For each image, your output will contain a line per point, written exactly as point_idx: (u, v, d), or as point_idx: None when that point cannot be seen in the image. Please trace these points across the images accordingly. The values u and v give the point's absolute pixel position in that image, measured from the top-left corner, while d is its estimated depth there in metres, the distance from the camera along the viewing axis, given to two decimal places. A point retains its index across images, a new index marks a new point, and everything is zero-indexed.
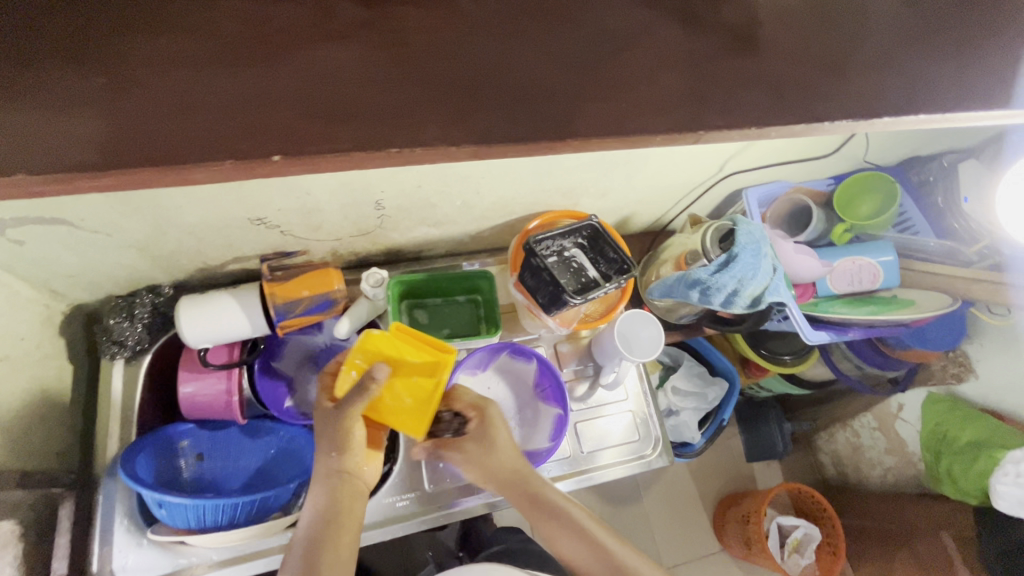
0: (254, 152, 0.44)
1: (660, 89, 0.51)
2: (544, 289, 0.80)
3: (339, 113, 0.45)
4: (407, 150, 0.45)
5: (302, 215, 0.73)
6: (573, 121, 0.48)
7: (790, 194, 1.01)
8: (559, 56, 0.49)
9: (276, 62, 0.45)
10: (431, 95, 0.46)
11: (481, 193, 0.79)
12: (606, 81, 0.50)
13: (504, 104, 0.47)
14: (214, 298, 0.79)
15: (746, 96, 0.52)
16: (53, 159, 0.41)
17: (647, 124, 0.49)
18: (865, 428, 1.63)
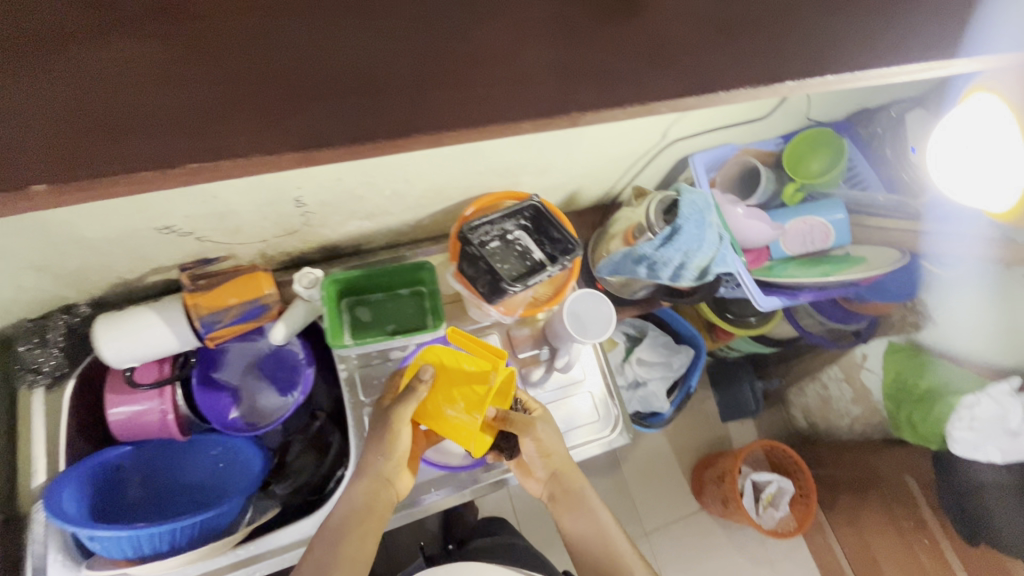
0: (90, 170, 0.39)
1: (556, 63, 0.46)
2: (484, 276, 0.77)
3: (192, 117, 0.41)
4: (271, 156, 0.42)
5: (216, 219, 0.68)
6: (459, 107, 0.44)
7: (739, 157, 0.98)
8: (446, 27, 0.44)
9: (108, 59, 0.40)
10: (307, 82, 0.42)
11: (411, 181, 0.75)
12: (496, 58, 0.45)
13: (384, 91, 0.43)
14: (134, 314, 0.74)
15: (653, 57, 0.48)
16: None
17: (545, 96, 0.46)
18: (832, 380, 1.64)
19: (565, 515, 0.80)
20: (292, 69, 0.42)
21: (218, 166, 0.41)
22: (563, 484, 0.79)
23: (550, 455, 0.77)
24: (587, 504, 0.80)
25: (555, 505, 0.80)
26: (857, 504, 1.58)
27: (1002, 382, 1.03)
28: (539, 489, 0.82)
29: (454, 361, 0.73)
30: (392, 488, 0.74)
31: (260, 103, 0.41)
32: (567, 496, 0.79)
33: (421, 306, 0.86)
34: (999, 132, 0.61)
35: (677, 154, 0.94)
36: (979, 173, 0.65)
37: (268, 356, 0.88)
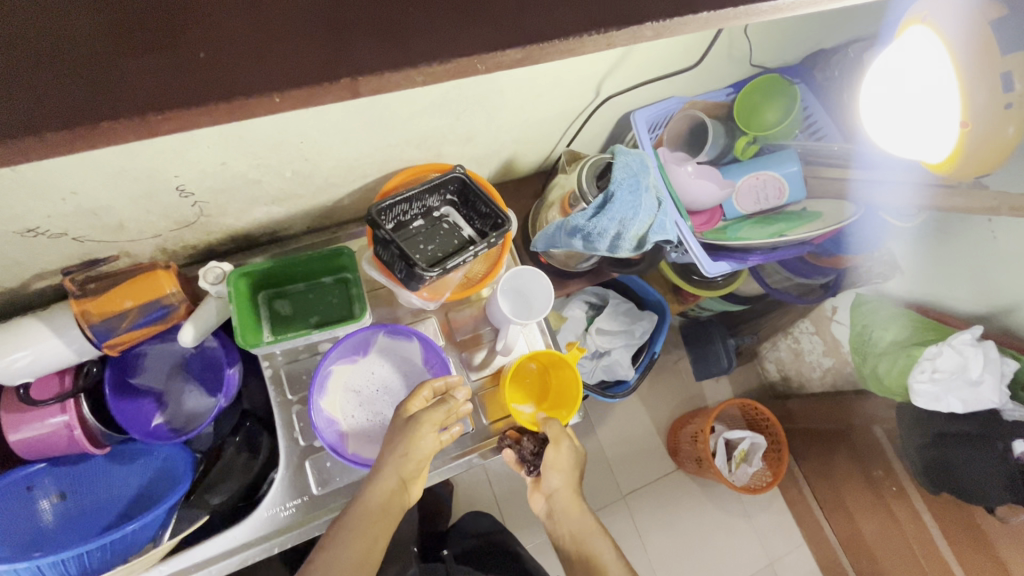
0: None
1: (424, 10, 0.39)
2: (397, 262, 0.69)
3: None
4: (43, 136, 0.33)
5: (87, 217, 0.61)
6: (299, 64, 0.36)
7: (685, 111, 0.91)
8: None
9: None
10: (106, 48, 0.35)
11: (313, 159, 0.67)
12: (347, 8, 0.38)
13: (201, 50, 0.36)
14: (16, 326, 0.67)
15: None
16: None
17: (408, 44, 0.38)
18: (804, 334, 1.63)
19: (565, 536, 0.77)
20: (98, 36, 0.35)
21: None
22: (564, 505, 0.78)
23: (562, 473, 0.77)
24: (587, 532, 0.75)
25: (552, 525, 0.79)
26: (830, 454, 1.59)
27: (964, 332, 1.00)
28: (542, 508, 0.81)
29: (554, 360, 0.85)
30: (413, 489, 0.70)
31: (51, 71, 0.34)
32: (566, 520, 0.77)
33: (346, 294, 0.80)
34: (925, 74, 0.56)
35: (619, 111, 0.87)
36: (908, 123, 0.60)
37: (193, 356, 0.83)
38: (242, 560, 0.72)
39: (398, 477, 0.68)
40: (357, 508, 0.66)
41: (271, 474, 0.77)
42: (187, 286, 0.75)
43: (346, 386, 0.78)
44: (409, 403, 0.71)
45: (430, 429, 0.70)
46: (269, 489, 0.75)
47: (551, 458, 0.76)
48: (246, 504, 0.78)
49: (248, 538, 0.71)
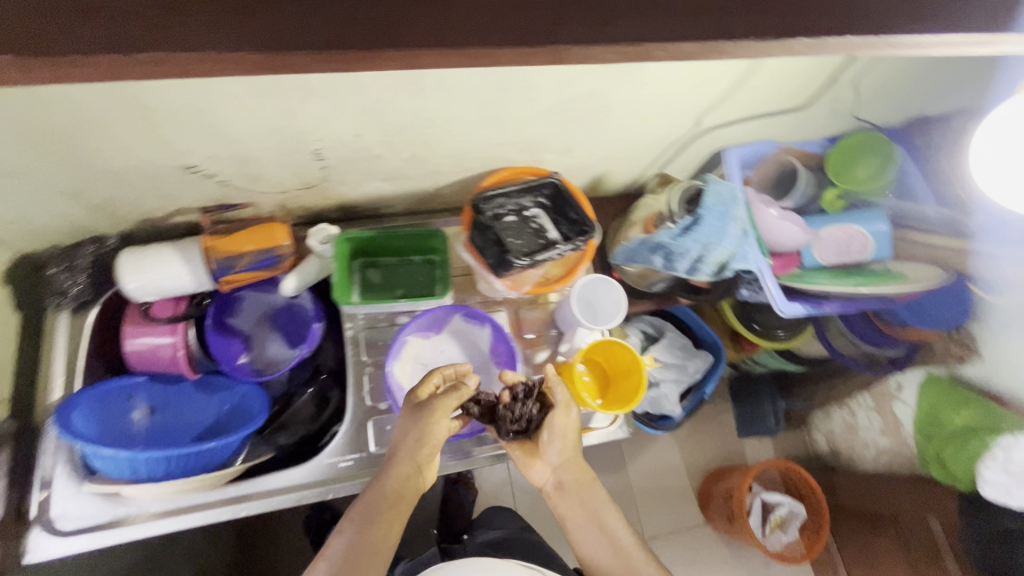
0: (106, 49, 0.40)
1: None
2: (492, 249, 0.76)
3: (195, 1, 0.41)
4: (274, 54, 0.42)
5: (235, 163, 0.70)
6: (469, 23, 0.44)
7: (778, 155, 0.93)
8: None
9: None
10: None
11: (430, 145, 0.74)
12: None
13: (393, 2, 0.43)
14: (155, 251, 0.77)
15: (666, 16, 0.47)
16: None
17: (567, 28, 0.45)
18: (862, 409, 1.50)
19: (572, 506, 0.77)
20: None
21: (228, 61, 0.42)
22: (573, 475, 0.77)
23: (567, 440, 0.77)
24: (597, 497, 0.77)
25: (559, 494, 0.78)
26: (874, 540, 1.49)
27: None
28: (544, 478, 0.79)
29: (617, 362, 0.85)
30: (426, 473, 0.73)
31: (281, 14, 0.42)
32: (574, 486, 0.77)
33: (431, 275, 0.86)
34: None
35: (713, 145, 0.91)
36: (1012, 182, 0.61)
37: (281, 310, 0.88)
38: (300, 499, 0.76)
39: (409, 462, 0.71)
40: (373, 495, 0.69)
41: (335, 427, 0.83)
42: (295, 242, 0.83)
43: (417, 358, 0.83)
44: (422, 388, 0.74)
45: (443, 414, 0.73)
46: (331, 440, 0.80)
47: (559, 422, 0.76)
48: (309, 450, 0.84)
49: (308, 480, 0.76)
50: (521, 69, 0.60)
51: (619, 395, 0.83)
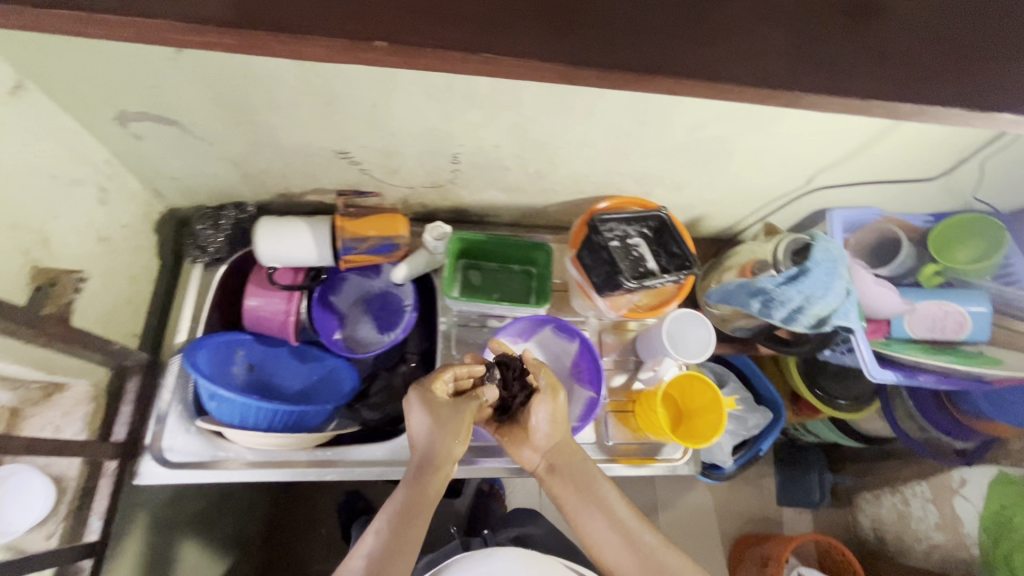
0: (373, 40, 0.47)
1: (767, 43, 0.52)
2: (600, 268, 0.79)
3: (447, 17, 0.49)
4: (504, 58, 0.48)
5: (382, 156, 0.76)
6: (668, 61, 0.50)
7: (880, 224, 0.94)
8: (654, 14, 0.51)
9: None
10: (539, 24, 0.49)
11: (555, 164, 0.80)
12: (711, 30, 0.51)
13: (603, 37, 0.50)
14: (290, 223, 0.84)
15: (829, 78, 0.51)
16: (195, 11, 0.46)
17: (749, 74, 0.51)
18: (917, 497, 1.42)
19: (565, 489, 0.75)
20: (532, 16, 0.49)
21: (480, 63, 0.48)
22: (565, 456, 0.77)
23: (558, 423, 0.77)
24: (589, 475, 0.75)
25: (549, 475, 0.77)
26: None
27: None
28: (534, 460, 0.79)
29: (694, 400, 0.86)
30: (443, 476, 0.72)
31: (507, 38, 0.49)
32: (567, 469, 0.76)
33: (527, 285, 0.91)
34: None
35: (817, 204, 0.92)
36: None
37: (377, 294, 0.93)
38: (382, 475, 0.79)
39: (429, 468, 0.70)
40: (400, 496, 0.69)
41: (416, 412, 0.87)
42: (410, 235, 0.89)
43: None
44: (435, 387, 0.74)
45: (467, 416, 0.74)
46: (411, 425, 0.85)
47: (548, 404, 0.76)
48: (389, 430, 0.88)
49: (387, 458, 0.80)
50: (665, 106, 0.65)
51: (692, 431, 0.84)
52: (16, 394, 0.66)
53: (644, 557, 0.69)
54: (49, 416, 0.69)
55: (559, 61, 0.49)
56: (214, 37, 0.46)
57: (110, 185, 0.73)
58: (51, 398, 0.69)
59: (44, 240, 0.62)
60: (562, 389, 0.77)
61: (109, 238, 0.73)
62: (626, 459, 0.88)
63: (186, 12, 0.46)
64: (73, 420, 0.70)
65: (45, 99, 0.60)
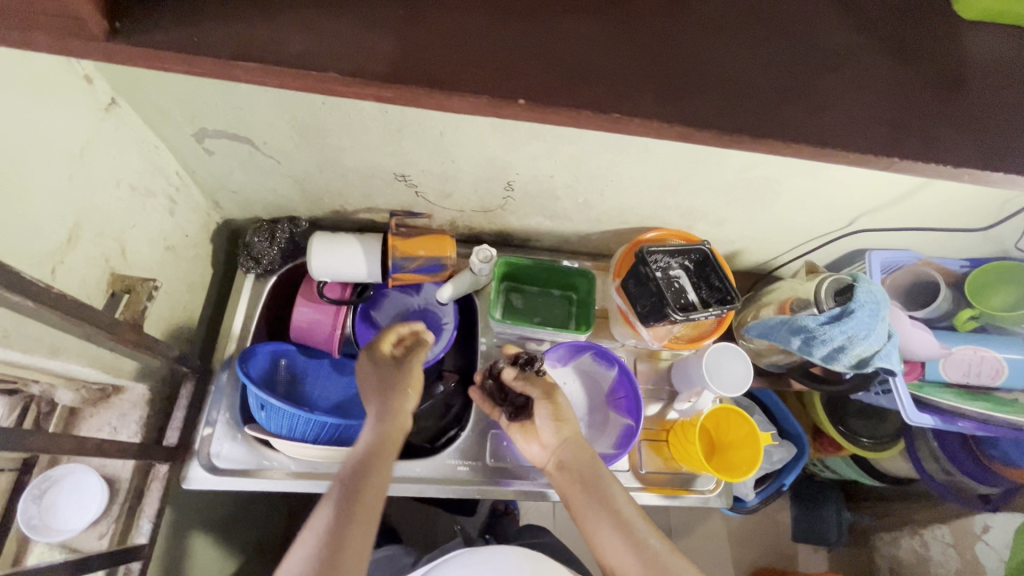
0: (505, 95, 0.46)
1: (863, 107, 0.50)
2: (647, 299, 0.80)
3: (578, 74, 0.48)
4: (625, 118, 0.47)
5: (439, 180, 0.79)
6: (780, 123, 0.48)
7: (916, 266, 0.95)
8: (763, 82, 0.50)
9: (537, 20, 0.49)
10: (636, 82, 0.48)
11: (604, 196, 0.82)
12: (815, 97, 0.50)
13: (714, 100, 0.48)
14: (342, 239, 0.86)
15: (923, 146, 0.49)
16: (357, 65, 0.46)
17: (853, 142, 0.49)
18: (936, 541, 1.38)
19: (569, 487, 0.72)
20: (633, 64, 0.49)
21: (602, 120, 0.47)
22: (573, 454, 0.73)
23: (563, 421, 0.74)
24: (597, 475, 0.71)
25: (556, 474, 0.73)
26: None
27: None
28: (542, 458, 0.76)
29: (730, 432, 0.87)
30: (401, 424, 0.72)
31: (616, 93, 0.47)
32: (573, 467, 0.72)
33: (567, 310, 0.93)
34: None
35: (855, 244, 0.94)
36: None
37: (415, 312, 0.93)
38: (420, 491, 0.82)
39: (387, 418, 0.70)
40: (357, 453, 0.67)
41: (453, 430, 0.88)
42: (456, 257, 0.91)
43: None
44: (381, 345, 0.75)
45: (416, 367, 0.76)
46: (449, 444, 0.86)
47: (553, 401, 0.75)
48: (425, 449, 0.89)
49: (428, 476, 0.82)
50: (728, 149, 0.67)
51: (727, 463, 0.85)
52: (77, 395, 0.69)
53: (648, 560, 0.65)
54: (106, 417, 0.71)
55: (674, 124, 0.47)
56: (375, 90, 0.46)
57: (178, 196, 0.75)
58: (110, 399, 0.72)
59: (121, 247, 0.65)
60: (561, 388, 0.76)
61: (174, 247, 0.76)
62: (657, 489, 0.88)
63: (318, 63, 0.45)
64: (129, 422, 0.72)
65: (132, 115, 0.63)
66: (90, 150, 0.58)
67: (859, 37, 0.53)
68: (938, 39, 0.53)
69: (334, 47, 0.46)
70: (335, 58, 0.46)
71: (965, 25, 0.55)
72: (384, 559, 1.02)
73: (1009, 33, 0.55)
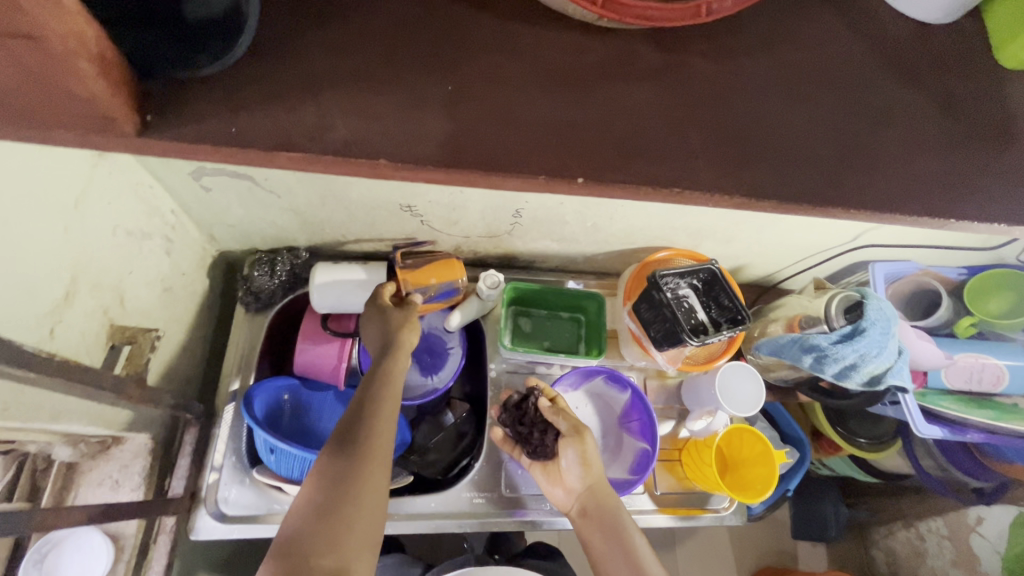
0: (563, 173, 0.52)
1: (917, 169, 0.57)
2: (661, 324, 0.79)
3: (629, 146, 0.53)
4: (688, 194, 0.53)
5: (446, 210, 0.77)
6: (842, 189, 0.55)
7: (917, 276, 0.97)
8: (811, 140, 0.56)
9: (587, 92, 0.54)
10: (686, 153, 0.54)
11: (613, 220, 0.81)
12: (867, 152, 0.56)
13: (774, 164, 0.55)
14: (345, 268, 0.83)
15: (986, 201, 0.56)
16: (404, 152, 0.50)
17: (904, 202, 0.56)
18: (932, 533, 1.35)
19: (590, 534, 0.71)
20: (666, 128, 0.54)
21: (666, 195, 0.53)
22: (597, 500, 0.72)
23: (589, 467, 0.73)
24: (619, 524, 0.71)
25: (579, 518, 0.73)
26: None
27: None
28: (566, 502, 0.75)
29: (744, 449, 0.87)
30: (396, 384, 0.68)
31: (655, 163, 0.53)
32: (595, 514, 0.72)
33: (577, 332, 0.92)
34: None
35: (858, 257, 0.94)
36: None
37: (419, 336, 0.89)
38: (436, 526, 0.81)
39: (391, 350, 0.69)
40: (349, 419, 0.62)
41: (466, 461, 0.87)
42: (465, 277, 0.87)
43: None
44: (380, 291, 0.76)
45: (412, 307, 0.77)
46: (463, 475, 0.85)
47: (580, 448, 0.73)
48: (440, 481, 0.87)
49: (443, 511, 0.81)
50: None
51: (743, 483, 0.85)
52: (76, 450, 0.66)
53: None
54: (107, 470, 0.69)
55: (735, 195, 0.53)
56: (425, 173, 0.50)
57: (175, 235, 0.72)
58: (110, 451, 0.69)
59: (120, 297, 0.63)
60: (585, 430, 0.74)
61: (172, 288, 0.73)
62: (671, 510, 0.88)
63: (368, 152, 0.50)
64: (132, 473, 0.70)
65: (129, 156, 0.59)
66: (84, 201, 0.55)
67: (912, 93, 0.59)
68: (975, 93, 0.60)
69: (386, 130, 0.50)
70: (392, 144, 0.50)
71: (986, 78, 0.61)
72: (392, 568, 0.97)
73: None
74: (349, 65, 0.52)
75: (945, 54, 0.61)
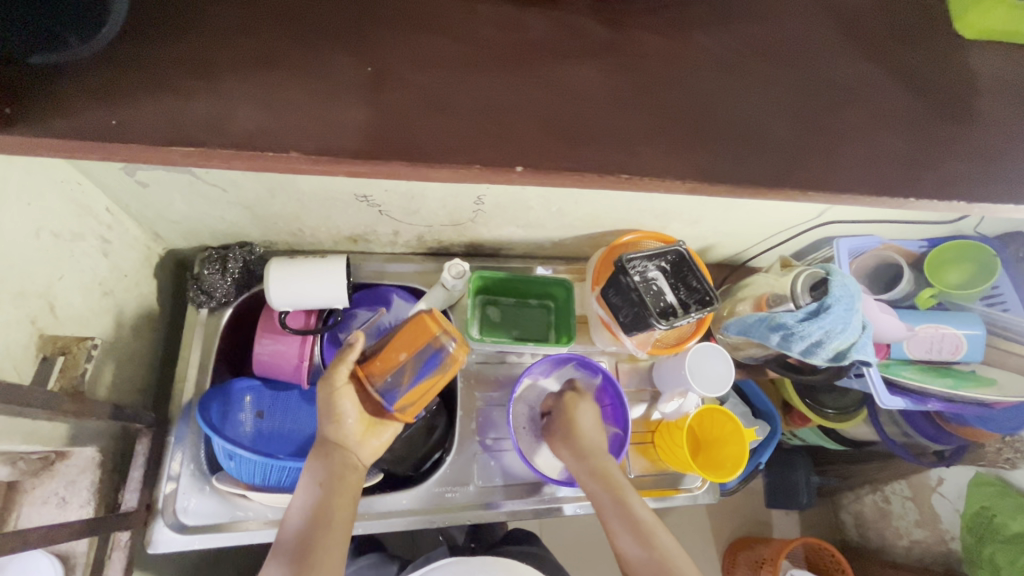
0: (499, 161, 0.49)
1: (880, 148, 0.56)
2: (629, 308, 0.78)
3: (585, 134, 0.51)
4: (650, 180, 0.51)
5: (405, 200, 0.73)
6: (803, 170, 0.54)
7: (880, 250, 0.98)
8: (771, 119, 0.55)
9: (539, 76, 0.52)
10: (645, 137, 0.52)
11: (578, 204, 0.78)
12: (828, 132, 0.56)
13: (731, 146, 0.53)
14: (307, 261, 0.78)
15: (944, 179, 0.56)
16: (337, 147, 0.47)
17: (867, 181, 0.55)
18: (896, 495, 1.39)
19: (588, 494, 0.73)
20: (624, 112, 0.52)
21: (624, 182, 0.50)
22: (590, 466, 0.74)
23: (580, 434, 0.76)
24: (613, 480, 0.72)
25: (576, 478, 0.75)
26: None
27: None
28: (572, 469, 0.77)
29: (717, 427, 0.87)
30: (350, 450, 0.66)
31: (613, 149, 0.51)
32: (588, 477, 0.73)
33: (547, 319, 0.91)
34: None
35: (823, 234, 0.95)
36: None
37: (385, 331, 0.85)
38: (408, 523, 0.80)
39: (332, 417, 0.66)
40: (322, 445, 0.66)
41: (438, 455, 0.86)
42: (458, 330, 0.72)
43: (525, 399, 0.85)
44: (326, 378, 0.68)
45: (349, 396, 0.66)
46: (434, 470, 0.83)
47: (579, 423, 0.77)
48: (414, 476, 0.86)
49: (417, 508, 0.80)
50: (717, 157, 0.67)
51: (715, 461, 0.85)
52: (15, 468, 0.61)
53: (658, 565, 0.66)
54: (53, 487, 0.65)
55: (688, 179, 0.51)
56: (349, 169, 0.47)
57: (113, 235, 0.67)
58: (54, 467, 0.65)
59: (49, 304, 0.59)
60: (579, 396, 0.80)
61: (112, 291, 0.69)
62: (646, 492, 0.89)
63: (305, 150, 0.47)
64: (80, 488, 0.66)
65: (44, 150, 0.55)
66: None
67: (875, 71, 0.58)
68: (935, 70, 0.59)
69: (322, 133, 0.48)
70: (333, 140, 0.47)
71: (948, 53, 0.60)
72: (368, 569, 0.95)
73: (988, 61, 0.61)
74: (289, 54, 0.49)
75: (906, 32, 0.60)
